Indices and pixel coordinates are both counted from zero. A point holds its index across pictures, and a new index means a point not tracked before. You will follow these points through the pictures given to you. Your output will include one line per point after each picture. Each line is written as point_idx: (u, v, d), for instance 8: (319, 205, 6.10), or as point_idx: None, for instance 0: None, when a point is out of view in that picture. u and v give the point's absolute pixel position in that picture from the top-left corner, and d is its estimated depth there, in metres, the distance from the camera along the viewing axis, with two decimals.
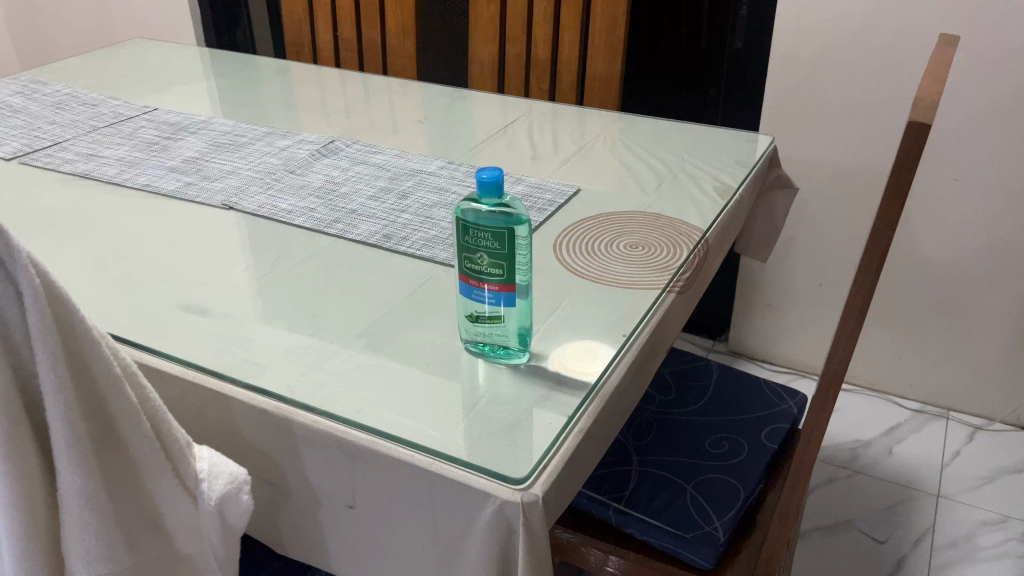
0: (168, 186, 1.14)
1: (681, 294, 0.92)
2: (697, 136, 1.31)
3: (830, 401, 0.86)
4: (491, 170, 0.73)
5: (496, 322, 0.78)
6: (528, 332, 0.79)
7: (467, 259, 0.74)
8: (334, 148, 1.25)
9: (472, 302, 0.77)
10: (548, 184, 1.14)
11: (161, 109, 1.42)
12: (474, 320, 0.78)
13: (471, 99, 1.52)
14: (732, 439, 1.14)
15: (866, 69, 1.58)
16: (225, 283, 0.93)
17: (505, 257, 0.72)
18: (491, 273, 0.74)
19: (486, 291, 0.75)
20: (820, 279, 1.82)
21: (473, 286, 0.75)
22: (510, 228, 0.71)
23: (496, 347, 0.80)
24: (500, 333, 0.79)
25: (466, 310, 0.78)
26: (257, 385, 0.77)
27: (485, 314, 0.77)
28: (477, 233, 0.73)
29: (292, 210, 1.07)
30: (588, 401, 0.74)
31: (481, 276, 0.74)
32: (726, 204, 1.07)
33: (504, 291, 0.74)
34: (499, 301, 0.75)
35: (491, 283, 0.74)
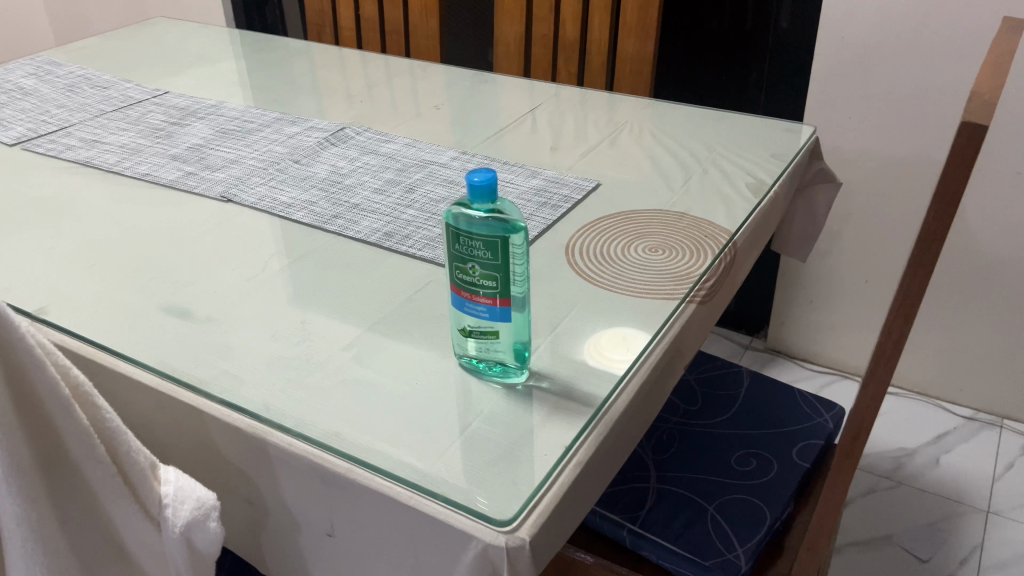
0: (168, 176, 1.09)
1: (703, 304, 0.84)
2: (732, 126, 1.21)
3: (864, 431, 0.77)
4: (484, 172, 0.66)
5: (490, 339, 0.70)
6: (525, 347, 0.72)
7: (458, 268, 0.68)
8: (343, 136, 1.19)
9: (465, 316, 0.70)
10: (565, 178, 1.06)
11: (172, 92, 1.37)
12: (467, 335, 0.71)
13: (494, 83, 1.44)
14: (760, 456, 1.06)
15: (923, 52, 1.46)
16: (214, 283, 0.87)
17: (500, 268, 0.66)
18: (485, 285, 0.67)
19: (480, 305, 0.68)
20: (866, 276, 1.71)
21: (466, 298, 0.69)
22: (505, 236, 0.64)
23: (490, 364, 0.72)
24: (492, 351, 0.71)
25: (458, 323, 0.71)
26: (231, 400, 0.71)
27: (478, 330, 0.70)
28: (469, 242, 0.66)
29: (292, 203, 1.02)
30: (590, 428, 0.67)
31: (474, 288, 0.67)
32: (759, 203, 0.98)
33: (500, 305, 0.67)
34: (492, 317, 0.68)
35: (485, 296, 0.67)
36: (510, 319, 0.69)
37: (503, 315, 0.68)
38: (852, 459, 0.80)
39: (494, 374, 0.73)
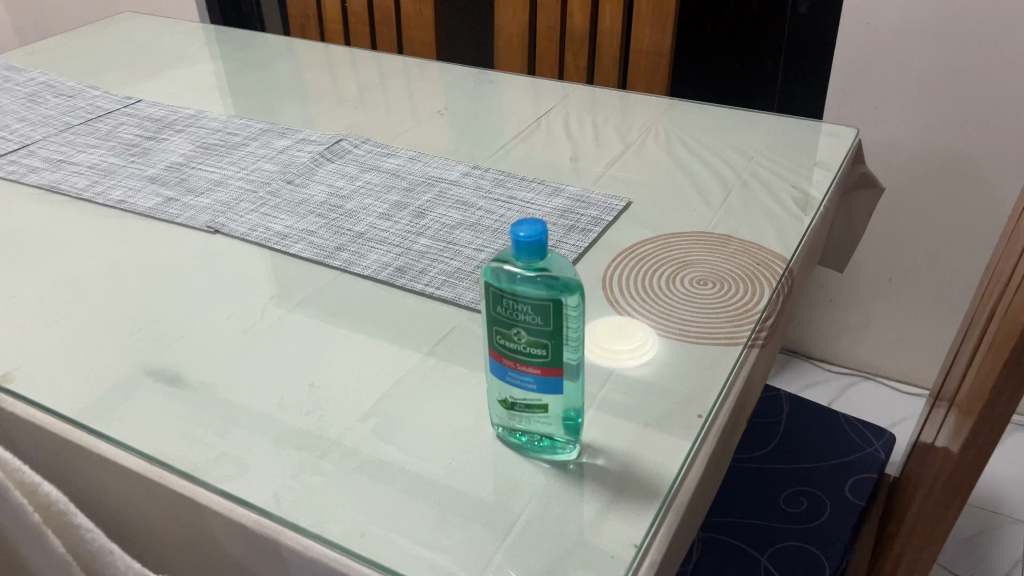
0: (146, 202, 0.97)
1: (764, 346, 0.75)
2: (765, 130, 1.11)
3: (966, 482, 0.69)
4: (529, 223, 0.56)
5: (537, 412, 0.60)
6: (576, 417, 0.62)
7: (500, 334, 0.57)
8: (339, 150, 1.07)
9: (508, 386, 0.59)
10: (591, 196, 0.96)
11: (145, 100, 1.24)
12: (509, 407, 0.61)
13: (499, 82, 1.33)
14: (811, 495, 0.97)
15: (958, 37, 1.36)
16: (205, 336, 0.76)
17: (552, 335, 0.55)
18: (534, 354, 0.56)
19: (526, 376, 0.58)
20: (891, 275, 1.62)
21: (509, 367, 0.58)
22: (557, 300, 0.54)
23: (536, 437, 0.62)
24: (538, 424, 0.61)
25: (498, 393, 0.61)
26: (234, 492, 0.60)
27: (523, 402, 0.59)
28: (513, 305, 0.55)
29: (288, 232, 0.90)
30: (663, 516, 0.58)
31: (519, 357, 0.57)
32: (811, 221, 0.89)
33: (550, 377, 0.57)
34: (541, 389, 0.58)
35: (534, 366, 0.57)
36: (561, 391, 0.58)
37: (554, 388, 0.57)
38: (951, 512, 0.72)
39: (539, 450, 0.62)
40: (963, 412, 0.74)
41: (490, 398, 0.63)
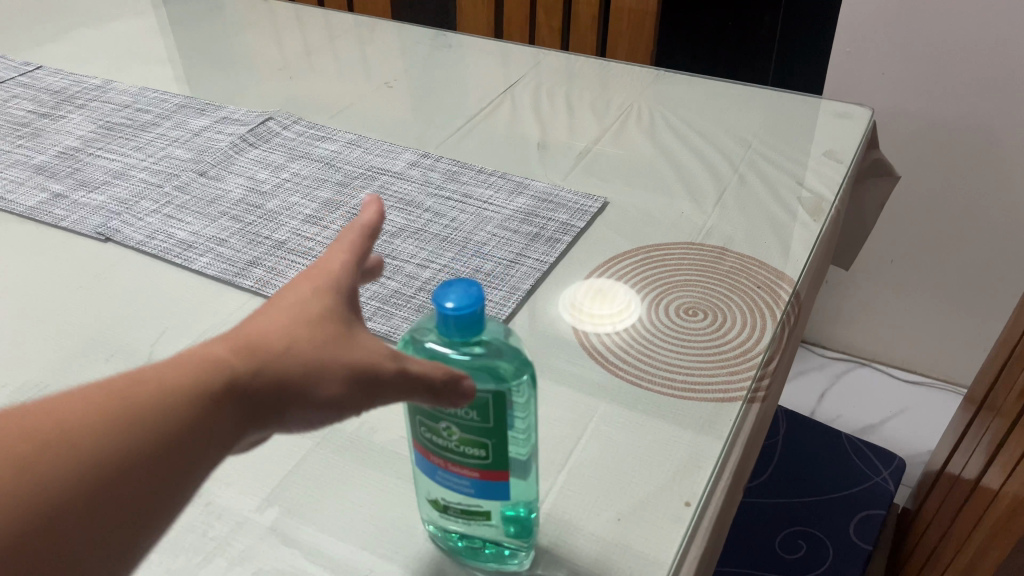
0: (27, 199, 0.81)
1: (767, 398, 0.61)
2: (763, 106, 0.96)
3: None
4: (460, 287, 0.41)
5: (478, 518, 0.46)
6: (530, 517, 0.48)
7: (426, 430, 0.43)
8: (265, 133, 0.91)
9: (440, 487, 0.45)
10: (559, 194, 0.81)
11: (46, 68, 1.07)
12: (441, 510, 0.46)
13: (460, 47, 1.16)
14: (811, 536, 0.85)
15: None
16: (76, 382, 0.61)
17: (494, 434, 0.41)
18: (469, 456, 0.42)
19: (463, 479, 0.43)
20: (892, 255, 1.40)
21: (438, 466, 0.44)
22: (502, 392, 0.40)
23: (478, 543, 0.48)
24: (481, 531, 0.47)
25: (428, 492, 0.46)
26: None
27: (459, 509, 0.45)
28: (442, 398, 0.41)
29: (195, 241, 0.75)
30: None
31: (453, 457, 0.42)
32: (822, 229, 0.74)
33: (493, 482, 0.43)
34: (480, 496, 0.43)
35: (470, 468, 0.42)
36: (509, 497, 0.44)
37: (499, 494, 0.43)
38: None
39: (482, 559, 0.48)
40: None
41: (419, 490, 0.48)
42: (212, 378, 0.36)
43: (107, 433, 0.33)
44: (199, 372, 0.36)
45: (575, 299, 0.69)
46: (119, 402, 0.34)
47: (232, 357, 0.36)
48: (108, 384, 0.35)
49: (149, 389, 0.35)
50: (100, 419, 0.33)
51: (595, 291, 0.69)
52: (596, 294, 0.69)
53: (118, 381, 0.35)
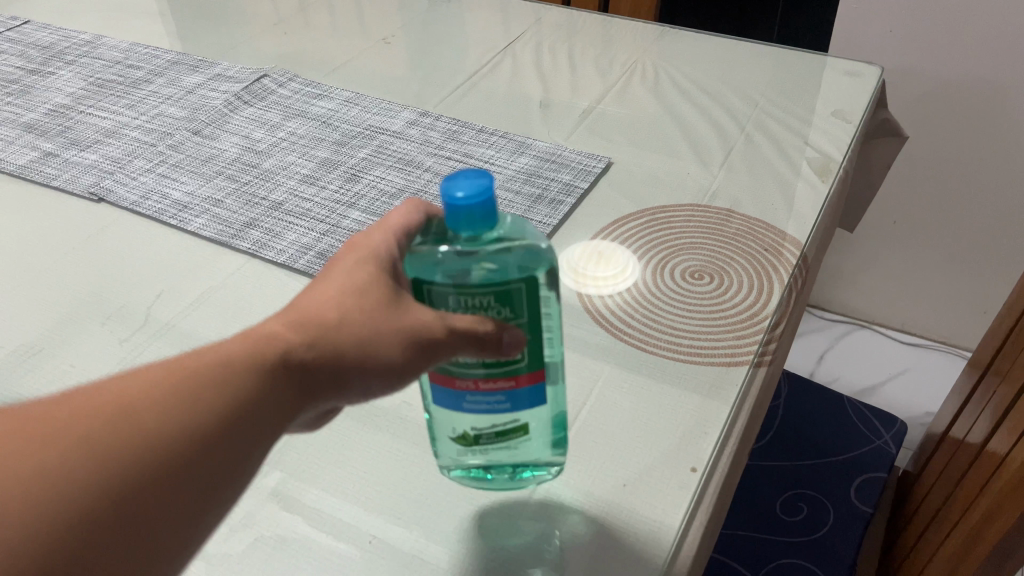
0: (18, 158, 0.79)
1: (774, 362, 0.60)
2: (770, 65, 0.94)
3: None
4: (465, 177, 0.39)
5: (514, 436, 0.44)
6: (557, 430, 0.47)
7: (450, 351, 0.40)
8: (260, 90, 0.89)
9: (469, 416, 0.42)
10: (563, 154, 0.80)
11: (33, 22, 1.04)
12: (471, 444, 0.44)
13: (459, 2, 1.13)
14: (812, 499, 0.85)
15: None
16: (71, 345, 0.60)
17: (531, 328, 0.40)
18: (509, 366, 0.41)
19: (501, 395, 0.41)
20: (895, 217, 1.38)
21: (469, 390, 0.41)
22: (536, 277, 0.39)
23: (506, 468, 0.46)
24: (514, 451, 0.45)
25: (451, 428, 0.43)
26: None
27: (495, 433, 0.43)
28: (468, 296, 0.39)
29: (190, 201, 0.73)
30: None
31: (489, 371, 0.40)
32: (829, 190, 0.73)
33: (532, 385, 0.42)
34: (519, 405, 0.42)
35: (505, 379, 0.41)
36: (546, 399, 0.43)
37: (536, 398, 0.43)
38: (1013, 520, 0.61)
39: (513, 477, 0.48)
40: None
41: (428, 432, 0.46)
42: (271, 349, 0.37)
43: (181, 409, 0.34)
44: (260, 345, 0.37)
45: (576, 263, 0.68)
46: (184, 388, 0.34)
47: (289, 332, 0.38)
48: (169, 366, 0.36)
49: (214, 366, 0.36)
50: (173, 391, 0.34)
51: (595, 254, 0.68)
52: (595, 257, 0.68)
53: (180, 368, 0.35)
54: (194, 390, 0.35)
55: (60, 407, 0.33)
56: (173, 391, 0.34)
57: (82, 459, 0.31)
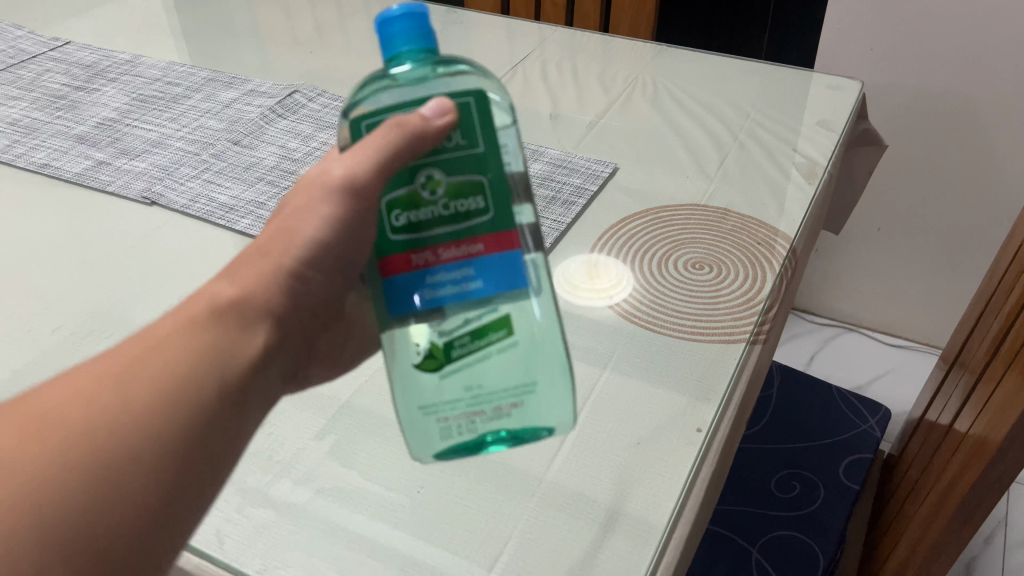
0: (73, 166, 0.86)
1: (766, 341, 0.68)
2: (760, 80, 1.02)
3: (999, 453, 0.66)
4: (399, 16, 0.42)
5: (493, 339, 0.41)
6: (550, 385, 0.43)
7: (399, 213, 0.41)
8: (292, 104, 0.97)
9: (434, 316, 0.41)
10: (573, 161, 0.88)
11: (74, 43, 1.11)
12: (441, 359, 0.41)
13: (470, 22, 1.21)
14: (803, 478, 0.93)
15: None
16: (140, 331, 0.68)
17: (485, 156, 0.41)
18: (471, 220, 0.41)
19: (463, 267, 0.41)
20: (879, 224, 1.46)
21: (426, 269, 0.41)
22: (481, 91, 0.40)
23: (487, 411, 0.42)
24: (498, 371, 0.42)
25: (417, 348, 0.42)
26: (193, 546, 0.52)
27: (466, 333, 0.41)
28: (408, 119, 0.40)
29: (234, 204, 0.80)
30: (666, 539, 0.51)
31: (450, 227, 0.41)
32: (816, 190, 0.81)
33: (499, 253, 0.41)
34: (489, 283, 0.41)
35: (468, 243, 0.41)
36: (522, 285, 0.41)
37: (509, 276, 0.41)
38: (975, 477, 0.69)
39: (505, 429, 0.43)
40: (997, 392, 0.69)
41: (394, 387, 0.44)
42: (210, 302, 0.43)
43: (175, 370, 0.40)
44: (200, 302, 0.43)
45: (577, 277, 0.73)
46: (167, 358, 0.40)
47: (226, 284, 0.45)
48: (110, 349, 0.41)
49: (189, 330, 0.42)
50: (142, 356, 0.40)
51: (591, 266, 0.74)
52: (588, 271, 0.74)
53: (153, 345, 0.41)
54: (150, 359, 0.40)
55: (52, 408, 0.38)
56: (130, 368, 0.40)
57: (78, 449, 0.37)
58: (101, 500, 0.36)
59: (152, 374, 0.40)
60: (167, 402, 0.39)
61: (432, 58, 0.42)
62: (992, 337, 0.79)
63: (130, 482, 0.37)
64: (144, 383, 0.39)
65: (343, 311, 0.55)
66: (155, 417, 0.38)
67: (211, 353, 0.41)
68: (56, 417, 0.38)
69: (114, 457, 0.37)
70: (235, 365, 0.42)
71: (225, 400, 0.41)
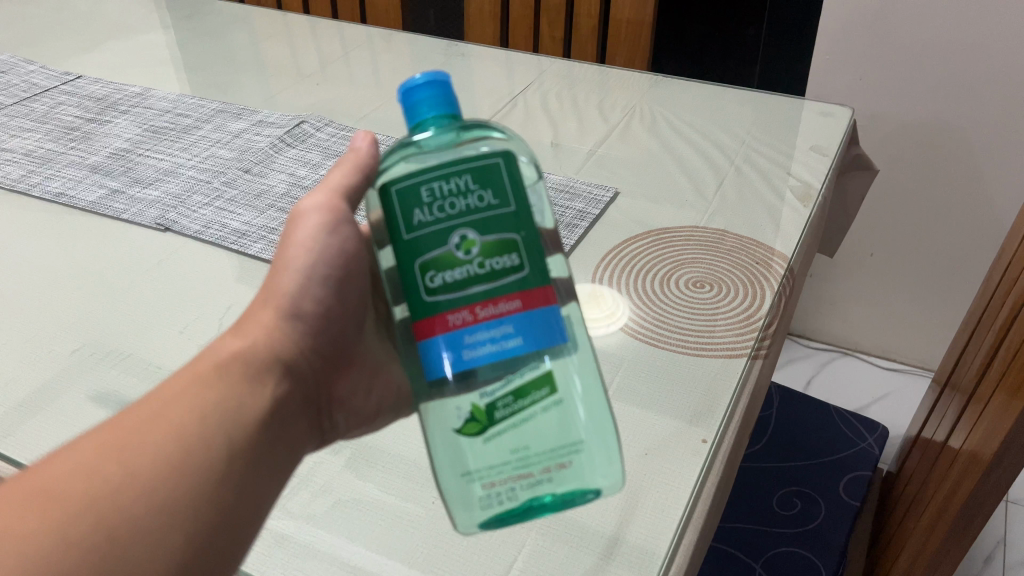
0: (88, 195, 0.88)
1: (767, 357, 0.70)
2: (754, 108, 1.05)
3: (992, 468, 0.68)
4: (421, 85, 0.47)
5: (535, 397, 0.43)
6: (592, 446, 0.44)
7: (435, 273, 0.43)
8: (300, 134, 1.00)
9: (474, 377, 0.43)
10: (575, 186, 0.90)
11: (86, 76, 1.14)
12: (485, 422, 0.43)
13: (470, 55, 1.24)
14: (805, 495, 0.94)
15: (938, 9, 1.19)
16: (157, 353, 0.70)
17: (516, 214, 0.44)
18: (507, 278, 0.43)
19: (502, 324, 0.43)
20: (872, 249, 1.49)
21: (464, 329, 0.43)
22: (509, 152, 0.44)
23: (534, 472, 0.43)
24: (541, 431, 0.43)
25: (458, 413, 0.43)
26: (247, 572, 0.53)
27: (507, 394, 0.43)
28: (443, 180, 0.43)
29: (246, 230, 0.83)
30: (675, 547, 0.54)
31: (487, 285, 0.43)
32: (810, 212, 0.83)
33: (536, 310, 0.43)
34: (527, 340, 0.43)
35: (506, 301, 0.43)
36: (559, 342, 0.44)
37: (546, 333, 0.43)
38: (969, 492, 0.71)
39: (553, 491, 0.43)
40: (989, 410, 0.71)
41: (440, 458, 0.45)
42: (215, 366, 0.45)
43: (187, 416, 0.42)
44: (205, 365, 0.45)
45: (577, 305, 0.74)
46: (176, 408, 0.42)
47: (232, 341, 0.47)
48: (111, 420, 0.42)
49: (196, 382, 0.44)
50: (149, 413, 0.42)
51: (593, 296, 0.75)
52: (592, 298, 0.75)
53: (157, 402, 0.43)
54: (159, 425, 0.41)
55: (70, 463, 0.39)
56: (139, 434, 0.41)
57: (92, 515, 0.37)
58: (122, 557, 0.36)
59: (164, 439, 0.41)
60: (181, 458, 0.40)
61: (454, 123, 0.46)
62: (984, 354, 0.81)
63: (161, 514, 0.38)
64: (157, 447, 0.40)
65: (362, 327, 0.57)
66: (172, 478, 0.39)
67: (222, 415, 0.43)
68: (67, 487, 0.38)
69: (137, 515, 0.38)
70: (245, 424, 0.43)
71: (239, 452, 0.42)
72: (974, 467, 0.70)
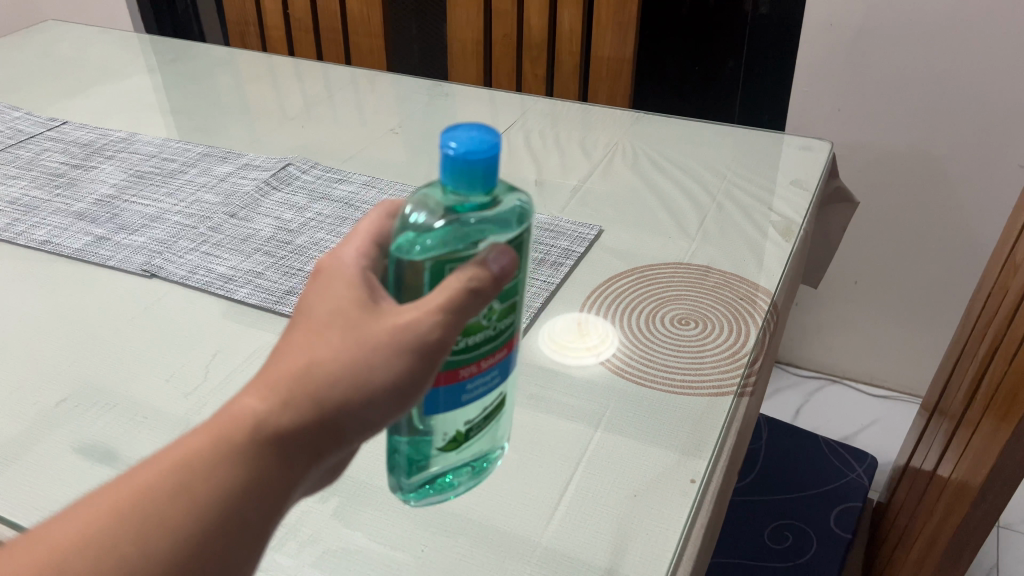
0: (73, 242, 0.88)
1: (752, 394, 0.70)
2: (734, 144, 1.07)
3: (983, 497, 0.68)
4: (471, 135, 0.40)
5: (495, 415, 0.48)
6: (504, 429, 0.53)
7: (461, 338, 0.42)
8: (286, 177, 1.00)
9: (465, 412, 0.44)
10: (559, 225, 0.91)
11: (70, 122, 1.15)
12: (461, 439, 0.46)
13: (455, 95, 1.25)
14: (796, 528, 0.94)
15: (911, 42, 1.22)
16: (144, 400, 0.69)
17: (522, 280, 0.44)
18: (504, 334, 0.44)
19: (494, 368, 0.45)
20: (856, 277, 1.50)
21: (470, 379, 0.43)
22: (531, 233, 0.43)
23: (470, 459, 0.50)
24: (488, 433, 0.49)
25: (443, 435, 0.45)
26: None
27: (483, 418, 0.46)
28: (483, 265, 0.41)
29: (233, 274, 0.83)
30: None
31: (492, 342, 0.43)
32: (792, 247, 0.85)
33: (513, 352, 0.46)
34: (503, 376, 0.46)
35: (501, 350, 0.45)
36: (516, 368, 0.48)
37: (512, 365, 0.47)
38: (960, 521, 0.71)
39: (472, 467, 0.51)
40: (976, 438, 0.72)
41: (397, 456, 0.47)
42: (252, 433, 0.39)
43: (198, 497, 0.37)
44: (241, 429, 0.39)
45: (558, 335, 0.76)
46: (189, 488, 0.37)
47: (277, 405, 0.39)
48: (127, 475, 0.38)
49: (212, 457, 0.38)
50: (162, 483, 0.37)
51: (577, 327, 0.76)
52: (577, 330, 0.76)
53: (174, 474, 0.38)
54: (181, 499, 0.37)
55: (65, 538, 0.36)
56: (158, 511, 0.37)
57: None
58: None
59: (184, 519, 0.37)
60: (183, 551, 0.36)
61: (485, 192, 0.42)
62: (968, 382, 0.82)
63: None
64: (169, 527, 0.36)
65: None
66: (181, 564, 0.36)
67: (249, 494, 0.38)
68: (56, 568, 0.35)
69: None
70: (276, 500, 0.39)
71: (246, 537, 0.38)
72: (965, 497, 0.70)
